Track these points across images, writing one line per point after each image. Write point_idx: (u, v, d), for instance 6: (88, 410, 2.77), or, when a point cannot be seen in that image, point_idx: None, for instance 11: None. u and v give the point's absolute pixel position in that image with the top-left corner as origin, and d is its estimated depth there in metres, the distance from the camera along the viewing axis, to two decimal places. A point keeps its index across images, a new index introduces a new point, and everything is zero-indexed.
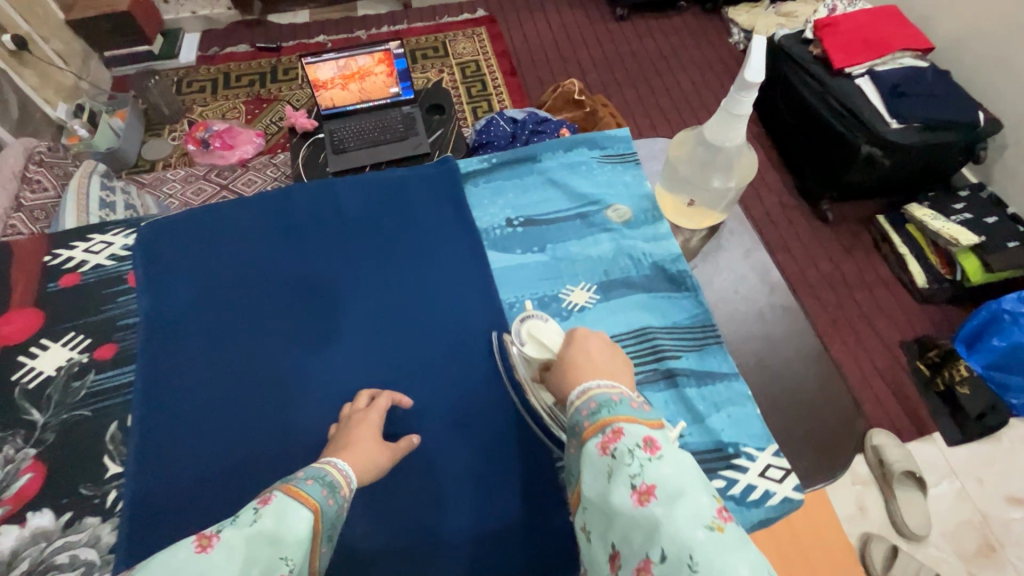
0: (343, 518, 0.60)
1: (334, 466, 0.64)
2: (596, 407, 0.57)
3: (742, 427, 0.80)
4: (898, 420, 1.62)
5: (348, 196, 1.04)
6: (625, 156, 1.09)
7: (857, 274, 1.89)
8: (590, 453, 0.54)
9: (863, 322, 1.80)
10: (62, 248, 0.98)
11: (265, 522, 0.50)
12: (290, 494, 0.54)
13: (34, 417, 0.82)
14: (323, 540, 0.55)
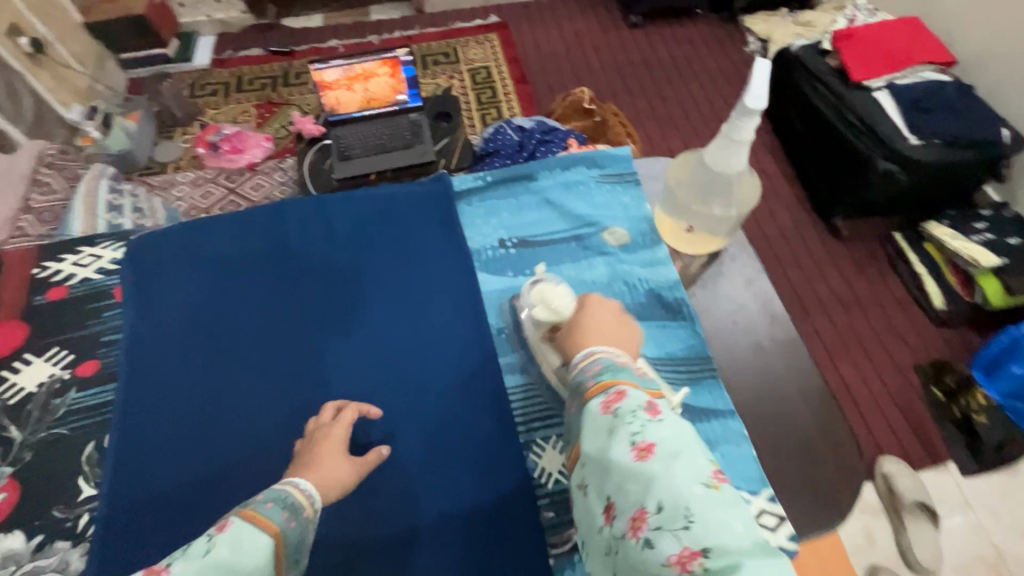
0: (311, 535, 0.59)
1: (299, 485, 0.61)
2: (601, 369, 0.59)
3: (735, 469, 0.76)
4: (910, 448, 1.55)
5: (339, 212, 1.02)
6: (625, 176, 1.06)
7: (872, 294, 1.83)
8: (592, 411, 0.55)
9: (877, 344, 1.73)
10: (51, 261, 0.97)
11: (219, 552, 0.49)
12: (246, 519, 0.53)
13: (12, 434, 0.82)
14: (289, 563, 0.55)
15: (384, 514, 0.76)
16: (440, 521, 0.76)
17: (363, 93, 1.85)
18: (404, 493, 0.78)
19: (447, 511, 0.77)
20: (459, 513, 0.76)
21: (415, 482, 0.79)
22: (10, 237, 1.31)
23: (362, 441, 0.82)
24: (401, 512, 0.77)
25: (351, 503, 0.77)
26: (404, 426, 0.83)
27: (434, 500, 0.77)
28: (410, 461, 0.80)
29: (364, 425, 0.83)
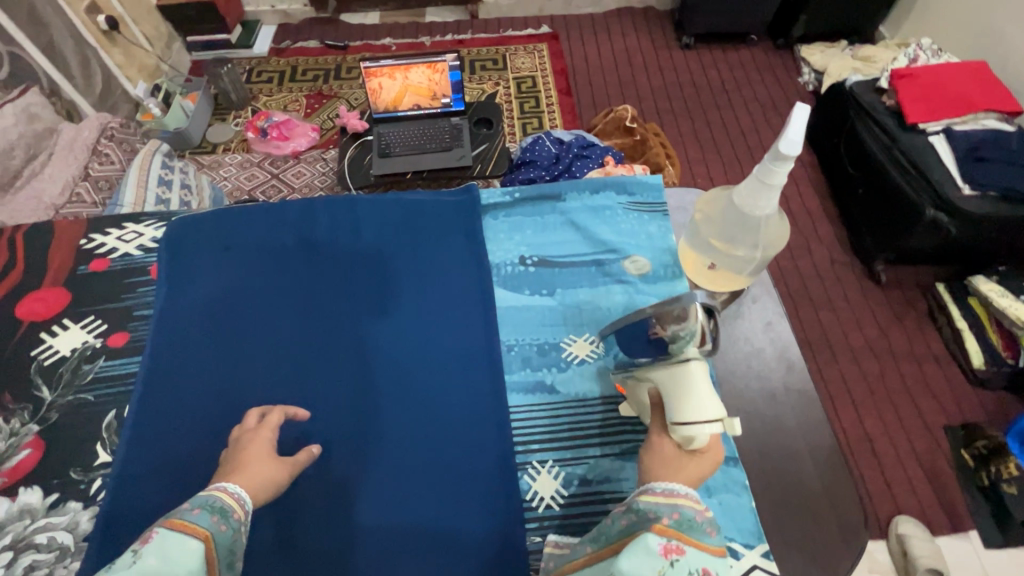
0: (241, 537, 0.63)
1: (223, 490, 0.66)
2: (682, 517, 0.57)
3: (732, 519, 0.75)
4: (930, 511, 1.48)
5: (368, 214, 1.05)
6: (653, 206, 1.06)
7: (905, 346, 1.76)
8: (651, 543, 0.53)
9: (905, 398, 1.66)
10: (97, 233, 1.03)
11: (146, 561, 0.52)
12: (173, 528, 0.57)
13: (42, 394, 0.87)
14: (222, 567, 0.59)
15: (380, 517, 0.78)
16: (433, 531, 0.77)
17: (403, 82, 1.88)
18: (401, 499, 0.80)
19: (440, 523, 0.78)
20: (451, 525, 0.77)
21: (413, 486, 0.80)
22: (67, 202, 1.39)
23: (366, 441, 0.84)
24: (397, 515, 0.79)
25: (349, 501, 0.80)
26: (406, 432, 0.85)
27: (427, 509, 0.79)
28: (408, 468, 0.82)
29: (369, 426, 0.85)
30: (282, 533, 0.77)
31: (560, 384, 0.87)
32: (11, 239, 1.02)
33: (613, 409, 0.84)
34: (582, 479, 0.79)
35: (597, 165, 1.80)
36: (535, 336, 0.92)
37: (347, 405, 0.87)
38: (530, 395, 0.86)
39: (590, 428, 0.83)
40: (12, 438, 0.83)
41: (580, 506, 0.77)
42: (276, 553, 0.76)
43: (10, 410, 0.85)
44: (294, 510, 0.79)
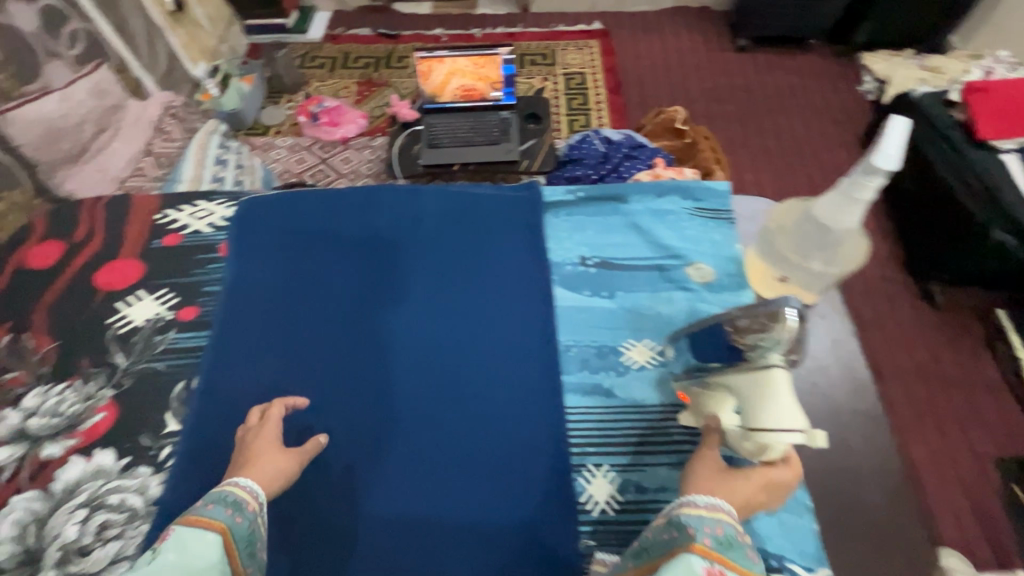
0: (260, 525, 0.66)
1: (240, 484, 0.68)
2: (724, 538, 0.55)
3: (793, 541, 0.73)
4: (976, 545, 1.42)
5: (430, 205, 1.05)
6: (719, 213, 1.04)
7: (958, 371, 1.68)
8: (692, 563, 0.51)
9: (955, 426, 1.59)
10: (171, 210, 1.06)
11: (167, 556, 0.57)
12: (187, 524, 0.61)
13: (117, 360, 0.90)
14: (243, 557, 0.62)
15: (394, 507, 0.79)
16: (459, 526, 0.77)
17: (450, 68, 1.89)
18: (418, 490, 0.80)
19: (461, 519, 0.78)
20: (476, 521, 0.78)
21: (441, 479, 0.81)
22: (130, 175, 1.47)
23: (415, 431, 0.85)
24: (414, 506, 0.79)
25: (387, 487, 0.81)
26: (456, 423, 0.85)
27: (467, 503, 0.79)
28: (453, 461, 0.82)
29: (423, 415, 0.86)
30: (335, 511, 0.79)
31: (617, 388, 0.86)
32: (91, 210, 1.06)
33: (671, 417, 0.83)
34: (637, 486, 0.78)
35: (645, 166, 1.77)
36: (594, 339, 0.91)
37: (370, 393, 0.88)
38: (586, 397, 0.86)
39: (649, 435, 0.82)
40: (88, 401, 0.87)
41: (634, 513, 0.77)
42: (331, 529, 0.78)
43: (87, 374, 0.89)
44: (344, 491, 0.80)
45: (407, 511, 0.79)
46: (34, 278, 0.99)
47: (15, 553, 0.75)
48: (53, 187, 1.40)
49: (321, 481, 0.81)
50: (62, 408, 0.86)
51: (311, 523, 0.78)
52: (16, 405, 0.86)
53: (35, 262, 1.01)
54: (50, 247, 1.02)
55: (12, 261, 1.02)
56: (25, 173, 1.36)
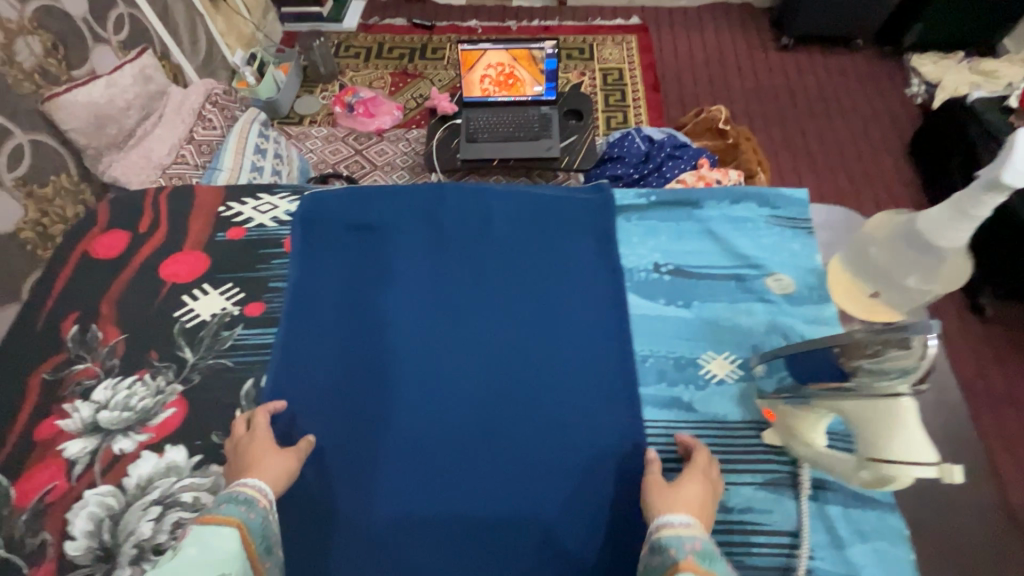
0: (275, 520, 0.68)
1: (248, 484, 0.69)
2: (701, 552, 0.59)
3: (889, 570, 0.70)
4: None
5: (500, 205, 1.03)
6: (797, 222, 1.00)
7: (1005, 387, 1.58)
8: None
9: (1006, 451, 1.49)
10: (234, 202, 1.05)
11: (187, 551, 0.58)
12: (204, 522, 0.61)
13: (185, 355, 0.89)
14: (260, 551, 0.63)
15: (391, 507, 0.80)
16: (512, 535, 0.77)
17: (478, 71, 1.87)
18: (444, 494, 0.81)
19: (527, 532, 0.78)
20: (522, 529, 0.78)
21: (491, 487, 0.81)
22: (173, 162, 1.40)
23: (482, 439, 0.84)
24: (446, 512, 0.79)
25: (444, 493, 0.81)
26: (526, 433, 0.84)
27: (528, 514, 0.79)
28: (518, 472, 0.81)
29: (492, 424, 0.85)
30: (409, 514, 0.79)
31: (697, 402, 0.83)
32: (155, 200, 1.06)
33: (754, 435, 0.80)
34: (722, 506, 0.75)
35: (689, 166, 1.73)
36: (670, 350, 0.88)
37: (434, 399, 0.87)
38: (666, 410, 0.83)
39: (733, 451, 0.79)
40: (158, 396, 0.86)
41: (722, 534, 0.74)
42: (406, 532, 0.78)
43: (154, 368, 0.88)
44: (408, 495, 0.80)
45: (438, 515, 0.79)
46: (101, 268, 0.99)
47: (92, 549, 0.74)
48: (100, 175, 1.34)
49: (384, 485, 0.81)
50: (132, 402, 0.85)
51: (377, 524, 0.78)
52: (86, 397, 0.85)
53: (101, 251, 1.01)
54: (115, 236, 1.02)
55: (77, 250, 1.01)
56: (74, 159, 1.31)
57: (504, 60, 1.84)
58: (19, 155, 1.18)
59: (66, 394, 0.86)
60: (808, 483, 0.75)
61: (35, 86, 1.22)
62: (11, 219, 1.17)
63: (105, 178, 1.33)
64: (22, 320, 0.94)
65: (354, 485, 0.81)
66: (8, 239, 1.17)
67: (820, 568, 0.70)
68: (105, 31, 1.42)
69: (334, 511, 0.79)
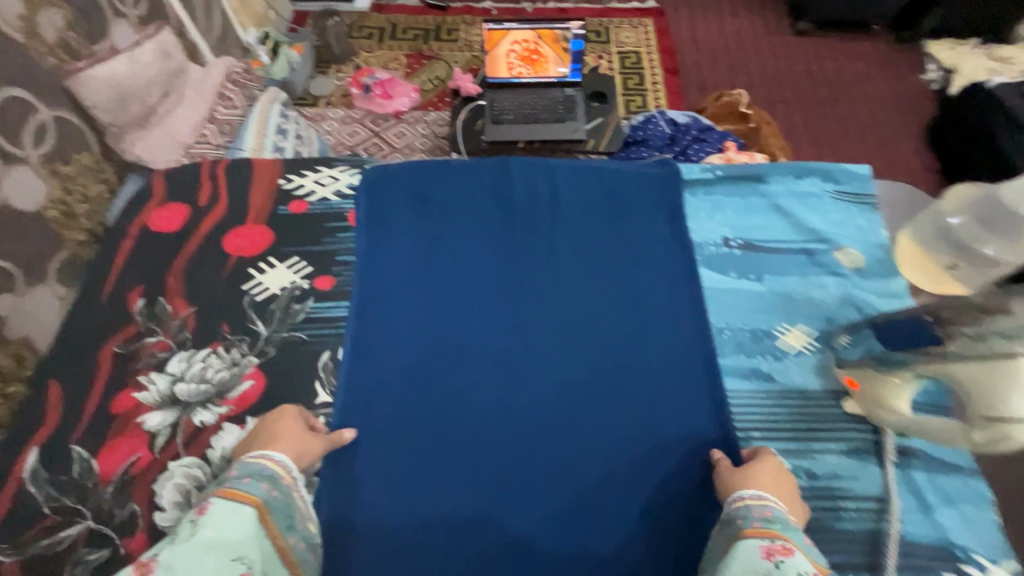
0: (299, 495, 0.68)
1: (272, 457, 0.69)
2: (770, 519, 0.64)
3: (975, 532, 0.72)
4: None
5: (568, 181, 1.02)
6: (861, 197, 1.00)
7: None
8: (750, 549, 0.60)
9: None
10: (294, 175, 1.03)
11: (204, 532, 0.56)
12: (225, 498, 0.61)
13: (258, 328, 0.88)
14: (282, 527, 0.64)
15: (441, 483, 0.79)
16: (597, 509, 0.78)
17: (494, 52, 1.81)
18: (501, 465, 0.80)
19: (611, 504, 0.78)
20: (604, 503, 0.78)
21: (573, 463, 0.80)
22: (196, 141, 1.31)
23: (563, 411, 0.84)
24: (526, 486, 0.79)
25: (526, 466, 0.80)
26: (606, 408, 0.84)
27: (611, 488, 0.79)
28: (599, 447, 0.81)
29: (573, 398, 0.85)
30: (496, 485, 0.79)
31: (777, 372, 0.84)
32: (212, 172, 1.04)
33: (835, 404, 0.81)
34: (809, 473, 0.76)
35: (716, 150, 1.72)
36: (745, 322, 0.89)
37: (510, 374, 0.87)
38: (746, 381, 0.84)
39: (815, 420, 0.80)
40: (234, 368, 0.85)
41: (812, 500, 0.75)
42: (494, 502, 0.78)
43: (228, 342, 0.87)
44: (487, 472, 0.80)
45: (516, 491, 0.79)
46: (163, 241, 0.97)
47: (184, 519, 0.74)
48: (122, 154, 1.23)
49: (464, 463, 0.81)
50: (208, 374, 0.84)
51: (460, 498, 0.78)
52: (161, 369, 0.84)
53: (160, 224, 0.99)
54: (173, 210, 1.00)
55: (136, 223, 1.00)
56: (95, 136, 1.20)
57: (519, 45, 1.79)
58: (43, 132, 1.08)
59: (140, 367, 0.85)
60: (893, 450, 0.77)
61: (58, 60, 1.12)
62: (33, 198, 1.05)
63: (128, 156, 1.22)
64: (84, 297, 0.92)
65: (437, 458, 0.81)
66: (34, 218, 1.05)
67: (911, 531, 0.72)
68: (125, 5, 1.30)
69: (419, 483, 0.79)
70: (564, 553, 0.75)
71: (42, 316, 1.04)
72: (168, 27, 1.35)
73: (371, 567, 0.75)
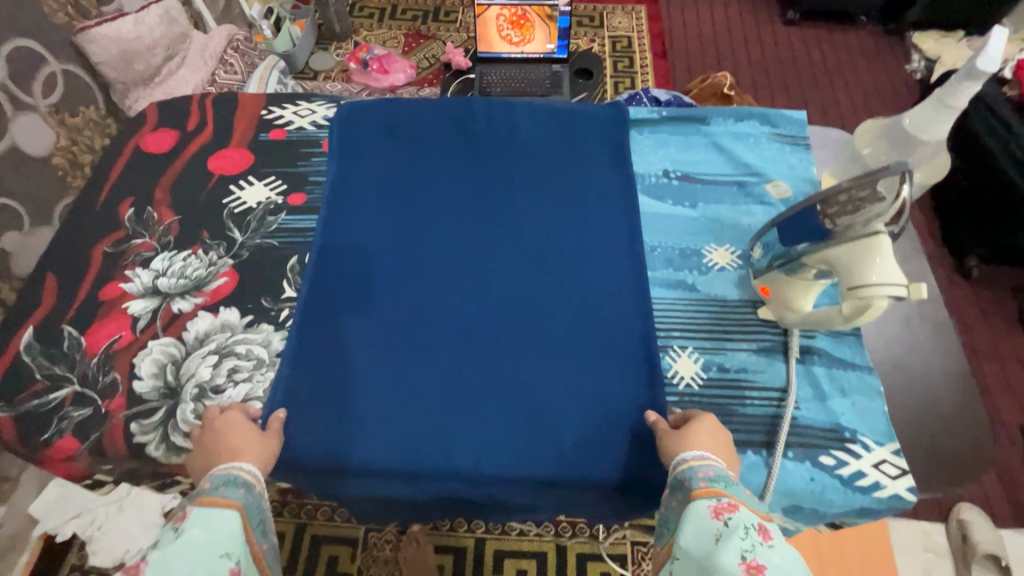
0: (268, 502, 0.69)
1: (241, 466, 0.69)
2: (714, 479, 0.66)
3: (864, 418, 0.80)
4: (995, 500, 1.39)
5: (530, 117, 1.11)
6: (796, 139, 1.08)
7: (990, 342, 1.65)
8: (702, 510, 0.62)
9: (985, 397, 1.55)
10: (275, 107, 1.13)
11: (190, 534, 0.58)
12: (204, 504, 0.61)
13: (233, 235, 0.98)
14: (257, 531, 0.65)
15: (387, 366, 0.86)
16: (530, 396, 0.84)
17: (484, 15, 1.82)
18: (446, 356, 0.87)
19: (540, 392, 0.85)
20: (536, 392, 0.85)
21: (513, 352, 0.87)
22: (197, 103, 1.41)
23: (508, 312, 0.91)
24: (466, 375, 0.86)
25: (469, 357, 0.87)
26: (546, 314, 0.90)
27: (544, 378, 0.85)
28: (537, 342, 0.88)
29: (517, 301, 0.92)
30: (436, 377, 0.86)
31: (700, 284, 0.93)
32: (201, 103, 1.14)
33: (751, 311, 0.89)
34: (720, 366, 0.85)
35: None
36: (677, 242, 0.98)
37: (463, 275, 0.94)
38: (671, 290, 0.93)
39: (730, 324, 0.89)
40: (211, 267, 0.94)
41: (720, 388, 0.83)
42: (434, 397, 0.84)
43: (207, 245, 0.97)
44: (434, 358, 0.87)
45: (459, 376, 0.86)
46: (153, 161, 1.07)
47: (158, 387, 0.83)
48: (127, 109, 1.32)
49: (414, 350, 0.87)
50: (187, 271, 0.93)
51: (406, 379, 0.85)
52: (145, 265, 0.94)
53: (152, 146, 1.09)
54: (164, 134, 1.10)
55: (130, 144, 1.10)
56: (102, 92, 1.27)
57: (505, 16, 1.83)
58: (52, 83, 1.15)
59: (127, 263, 0.95)
60: (797, 348, 0.84)
61: (68, 18, 1.19)
62: (42, 144, 1.13)
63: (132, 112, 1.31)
64: (80, 208, 1.02)
65: (385, 346, 0.87)
66: (37, 161, 1.12)
67: (805, 416, 0.80)
68: None
69: (369, 364, 0.86)
70: (500, 437, 0.82)
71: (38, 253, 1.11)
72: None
73: (314, 443, 0.81)
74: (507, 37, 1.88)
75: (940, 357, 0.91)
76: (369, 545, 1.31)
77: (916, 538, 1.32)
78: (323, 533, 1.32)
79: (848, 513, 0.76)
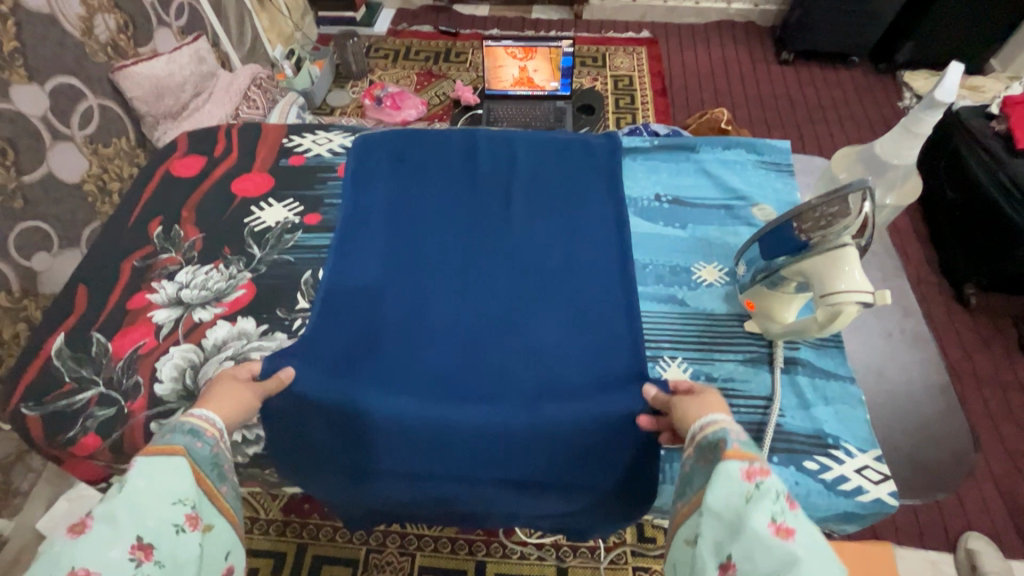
0: (224, 449, 0.65)
1: (195, 412, 0.65)
2: (748, 441, 0.60)
3: (848, 426, 0.83)
4: (1002, 529, 1.37)
5: (524, 148, 1.20)
6: (780, 166, 1.15)
7: (992, 369, 1.65)
8: (732, 471, 0.56)
9: (988, 424, 1.55)
10: (296, 136, 1.23)
11: (135, 483, 0.55)
12: (149, 453, 0.58)
13: (253, 251, 1.05)
14: (212, 477, 0.61)
15: (387, 372, 0.91)
16: (522, 401, 0.88)
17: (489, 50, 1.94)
18: (445, 364, 0.92)
19: (533, 397, 0.89)
20: (530, 397, 0.89)
21: (506, 366, 0.92)
22: None
23: (504, 323, 0.96)
24: (462, 381, 0.90)
25: (466, 364, 0.92)
26: (539, 324, 0.96)
27: (539, 385, 0.90)
28: (530, 352, 0.93)
29: (514, 313, 0.97)
30: (432, 381, 0.90)
31: (689, 298, 0.98)
32: (227, 132, 1.24)
33: (738, 324, 0.94)
34: (709, 375, 0.89)
35: None
36: (668, 260, 1.04)
37: (463, 289, 1.00)
38: (662, 304, 0.98)
39: (719, 337, 0.93)
40: (231, 280, 1.01)
41: None
42: (430, 401, 0.88)
43: (228, 260, 1.04)
44: (430, 369, 0.91)
45: (457, 391, 0.89)
46: (181, 183, 1.16)
47: (177, 389, 0.89)
48: (156, 142, 1.41)
49: (413, 355, 0.93)
50: (209, 283, 1.00)
51: (405, 383, 0.90)
52: (171, 278, 1.01)
53: (181, 170, 1.18)
54: (193, 159, 1.20)
55: (161, 169, 1.19)
56: (133, 124, 1.37)
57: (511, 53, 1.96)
58: (89, 116, 1.25)
59: (154, 276, 1.02)
60: (782, 359, 0.89)
61: (108, 57, 1.31)
62: (75, 170, 1.21)
63: (161, 142, 1.40)
64: (112, 226, 1.10)
65: (387, 354, 0.93)
66: (71, 186, 1.20)
67: (788, 423, 0.84)
68: (168, 16, 1.52)
69: (371, 369, 0.91)
70: (494, 439, 0.86)
71: (66, 272, 1.18)
72: (204, 38, 1.58)
73: None
74: (512, 54, 1.95)
75: (921, 369, 0.95)
76: (370, 566, 1.31)
77: (922, 567, 1.30)
78: (324, 553, 1.33)
79: (831, 517, 0.79)
